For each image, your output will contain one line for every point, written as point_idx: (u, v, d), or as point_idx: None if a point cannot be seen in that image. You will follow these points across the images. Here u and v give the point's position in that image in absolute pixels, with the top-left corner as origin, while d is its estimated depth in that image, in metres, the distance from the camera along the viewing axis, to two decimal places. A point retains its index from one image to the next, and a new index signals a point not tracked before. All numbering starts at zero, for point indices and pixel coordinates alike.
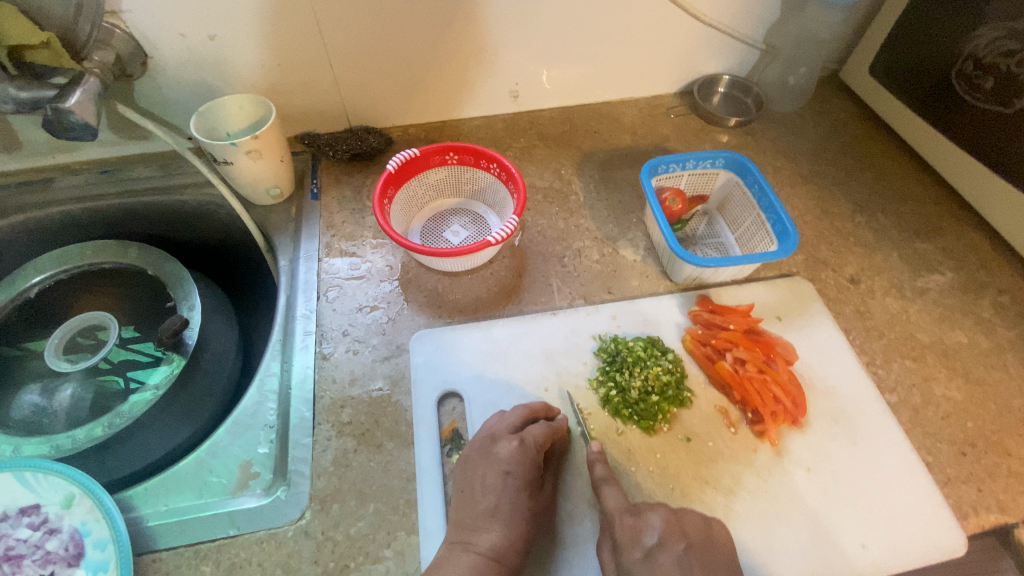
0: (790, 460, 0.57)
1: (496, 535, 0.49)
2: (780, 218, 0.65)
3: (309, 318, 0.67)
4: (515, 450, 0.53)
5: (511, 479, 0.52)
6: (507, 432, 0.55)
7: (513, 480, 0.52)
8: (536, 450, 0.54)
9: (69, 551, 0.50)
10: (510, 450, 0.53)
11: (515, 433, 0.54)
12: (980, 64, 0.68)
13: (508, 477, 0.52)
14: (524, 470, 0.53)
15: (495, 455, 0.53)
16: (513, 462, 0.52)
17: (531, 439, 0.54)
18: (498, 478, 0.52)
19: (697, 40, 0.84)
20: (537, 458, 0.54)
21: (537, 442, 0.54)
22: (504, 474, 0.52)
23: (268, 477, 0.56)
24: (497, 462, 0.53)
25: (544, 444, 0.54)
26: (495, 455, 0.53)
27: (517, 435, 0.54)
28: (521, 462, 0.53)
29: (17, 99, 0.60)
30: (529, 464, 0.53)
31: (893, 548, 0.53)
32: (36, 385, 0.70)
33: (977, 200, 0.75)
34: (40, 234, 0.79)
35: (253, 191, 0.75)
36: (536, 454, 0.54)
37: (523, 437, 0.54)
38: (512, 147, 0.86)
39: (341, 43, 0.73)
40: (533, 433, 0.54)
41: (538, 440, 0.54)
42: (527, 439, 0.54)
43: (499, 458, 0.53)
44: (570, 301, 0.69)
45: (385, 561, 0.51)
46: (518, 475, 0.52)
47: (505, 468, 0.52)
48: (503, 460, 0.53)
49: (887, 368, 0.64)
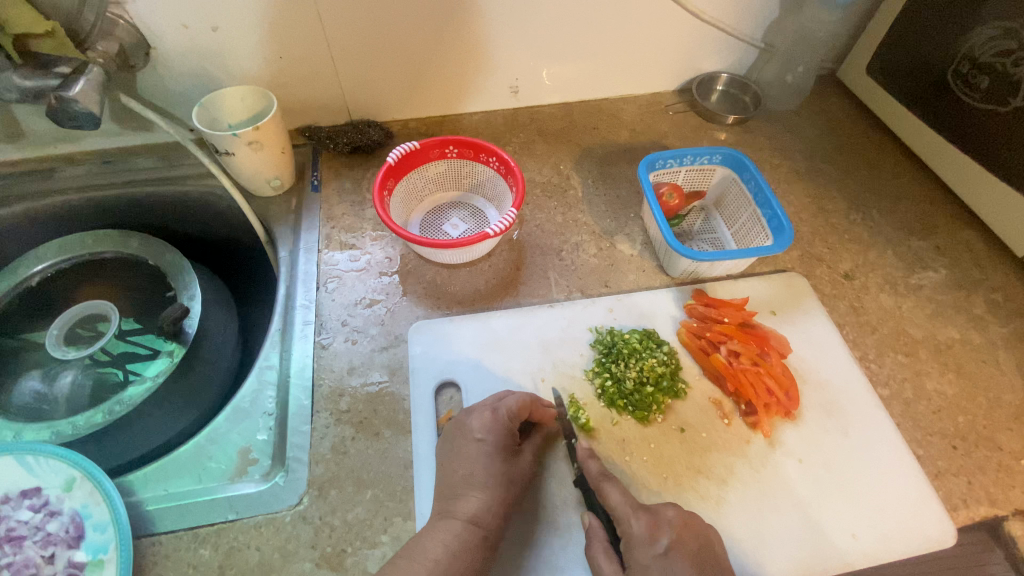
0: (782, 451, 0.58)
1: (477, 501, 0.50)
2: (776, 214, 0.66)
3: (308, 307, 0.67)
4: (487, 420, 0.54)
5: (483, 445, 0.53)
6: (482, 404, 0.56)
7: (486, 446, 0.53)
8: (508, 419, 0.54)
9: (69, 533, 0.51)
10: (482, 420, 0.54)
11: (489, 405, 0.55)
12: (976, 64, 0.69)
13: (481, 444, 0.53)
14: (497, 437, 0.53)
15: (467, 426, 0.54)
16: (486, 430, 0.54)
17: (504, 408, 0.54)
18: (472, 447, 0.53)
19: (695, 38, 0.84)
20: (510, 426, 0.54)
21: (511, 410, 0.54)
22: (476, 442, 0.53)
23: (266, 464, 0.57)
24: (469, 431, 0.54)
25: (519, 412, 0.54)
26: (468, 425, 0.54)
27: (491, 406, 0.55)
28: (493, 430, 0.54)
29: (21, 88, 0.61)
30: (503, 432, 0.54)
31: (883, 536, 0.54)
32: (37, 372, 0.70)
33: (972, 199, 0.76)
34: (43, 224, 0.80)
35: (254, 182, 0.76)
36: (510, 422, 0.54)
37: (495, 407, 0.55)
38: (512, 142, 0.87)
39: (343, 37, 0.74)
40: (505, 402, 0.55)
41: (511, 408, 0.54)
42: (501, 408, 0.54)
43: (472, 428, 0.54)
44: (568, 294, 0.70)
45: (381, 545, 0.52)
46: (491, 442, 0.53)
47: (478, 437, 0.53)
48: (475, 428, 0.54)
49: (879, 362, 0.65)
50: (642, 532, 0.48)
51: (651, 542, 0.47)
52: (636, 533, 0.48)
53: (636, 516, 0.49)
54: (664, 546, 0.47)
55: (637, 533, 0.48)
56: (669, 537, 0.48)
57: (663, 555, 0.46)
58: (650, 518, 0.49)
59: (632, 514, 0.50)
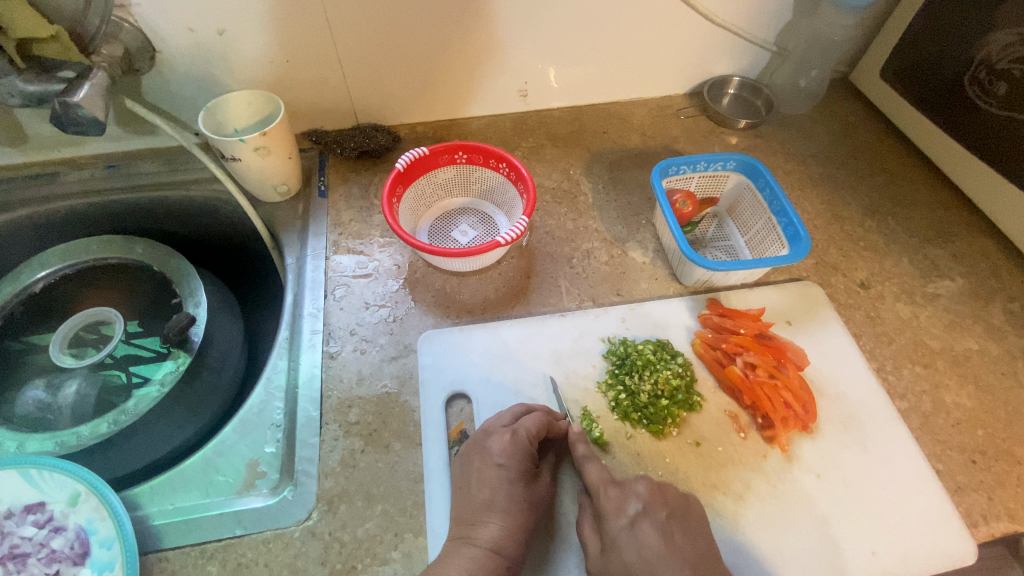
0: (800, 466, 0.57)
1: (497, 528, 0.49)
2: (792, 222, 0.65)
3: (316, 316, 0.66)
4: (507, 444, 0.53)
5: (503, 471, 0.52)
6: (500, 425, 0.55)
7: (506, 472, 0.52)
8: (529, 443, 0.53)
9: (74, 550, 0.50)
10: (502, 444, 0.53)
11: (508, 426, 0.54)
12: (993, 70, 0.67)
13: (502, 469, 0.52)
14: (517, 462, 0.52)
15: (487, 449, 0.53)
16: (506, 455, 0.52)
17: (524, 430, 0.54)
18: (493, 472, 0.52)
19: (707, 41, 0.83)
20: (530, 450, 0.53)
21: (530, 432, 0.53)
22: (497, 467, 0.52)
23: (274, 477, 0.56)
24: (489, 454, 0.53)
25: (538, 433, 0.54)
26: (487, 448, 0.53)
27: (510, 427, 0.54)
28: (513, 455, 0.52)
29: (25, 92, 0.60)
30: (523, 456, 0.53)
31: (903, 553, 0.53)
32: (40, 381, 0.69)
33: (989, 206, 0.75)
34: (45, 229, 0.78)
35: (261, 188, 0.74)
36: (530, 445, 0.53)
37: (515, 429, 0.54)
38: (521, 147, 0.85)
39: (349, 41, 0.72)
40: (524, 424, 0.54)
41: (531, 430, 0.53)
42: (520, 430, 0.53)
43: (491, 452, 0.53)
44: (579, 303, 0.69)
45: (393, 562, 0.51)
46: (511, 467, 0.52)
47: (498, 462, 0.52)
48: (496, 453, 0.53)
49: (897, 374, 0.64)
50: (612, 505, 0.50)
51: (620, 513, 0.50)
52: (606, 506, 0.50)
53: (607, 490, 0.52)
54: (630, 517, 0.49)
55: (606, 507, 0.50)
56: (636, 507, 0.50)
57: (630, 526, 0.49)
58: (619, 491, 0.51)
59: (604, 489, 0.52)
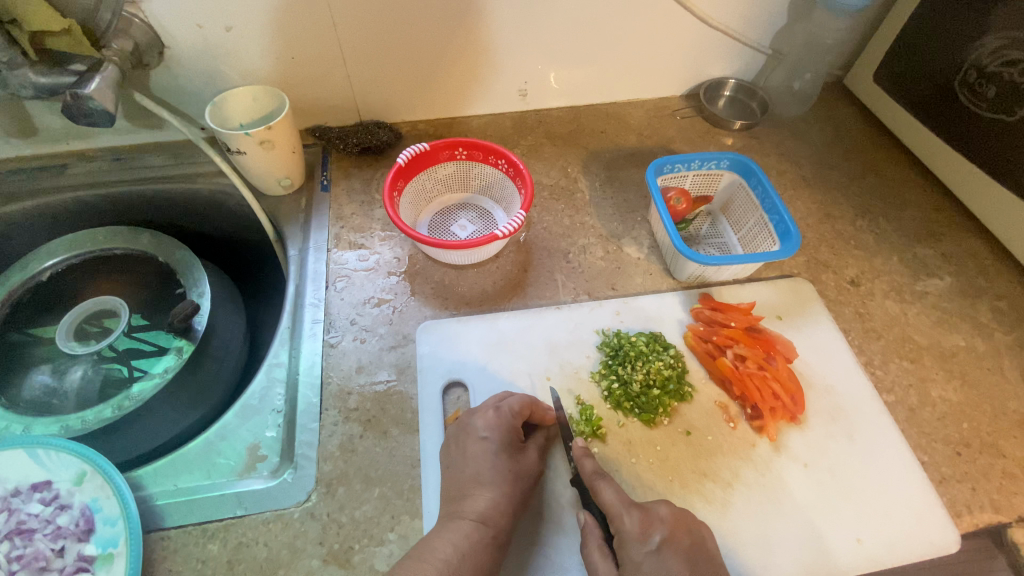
0: (788, 455, 0.58)
1: (486, 499, 0.51)
2: (783, 219, 0.66)
3: (317, 306, 0.68)
4: (491, 418, 0.54)
5: (488, 444, 0.53)
6: (485, 404, 0.57)
7: (490, 444, 0.53)
8: (512, 418, 0.55)
9: (79, 526, 0.51)
10: (486, 420, 0.55)
11: (492, 404, 0.56)
12: (983, 73, 0.69)
13: (486, 442, 0.53)
14: (501, 435, 0.54)
15: (472, 427, 0.55)
16: (490, 429, 0.54)
17: (507, 406, 0.55)
18: (477, 445, 0.54)
19: (703, 44, 0.85)
20: (514, 424, 0.55)
21: (513, 410, 0.55)
22: (482, 439, 0.54)
23: (275, 461, 0.57)
24: (474, 430, 0.54)
25: (521, 411, 0.55)
26: (472, 425, 0.55)
27: (494, 404, 0.56)
28: (497, 428, 0.54)
29: (37, 84, 0.62)
30: (507, 430, 0.54)
31: (888, 542, 0.54)
32: (47, 366, 0.70)
33: (978, 207, 0.77)
34: (53, 219, 0.80)
35: (265, 181, 0.76)
36: (514, 420, 0.55)
37: (498, 406, 0.55)
38: (520, 145, 0.87)
39: (353, 39, 0.74)
40: (508, 401, 0.55)
41: (514, 407, 0.55)
42: (504, 407, 0.55)
43: (476, 427, 0.55)
44: (575, 297, 0.70)
45: (389, 543, 0.52)
46: (495, 440, 0.53)
47: (482, 435, 0.54)
48: (480, 427, 0.54)
49: (885, 368, 0.66)
50: (636, 529, 0.49)
51: (644, 539, 0.48)
52: (629, 530, 0.49)
53: (629, 514, 0.50)
54: (656, 543, 0.48)
55: (629, 531, 0.49)
56: (661, 533, 0.49)
57: (654, 552, 0.47)
58: (642, 515, 0.50)
59: (625, 512, 0.50)
